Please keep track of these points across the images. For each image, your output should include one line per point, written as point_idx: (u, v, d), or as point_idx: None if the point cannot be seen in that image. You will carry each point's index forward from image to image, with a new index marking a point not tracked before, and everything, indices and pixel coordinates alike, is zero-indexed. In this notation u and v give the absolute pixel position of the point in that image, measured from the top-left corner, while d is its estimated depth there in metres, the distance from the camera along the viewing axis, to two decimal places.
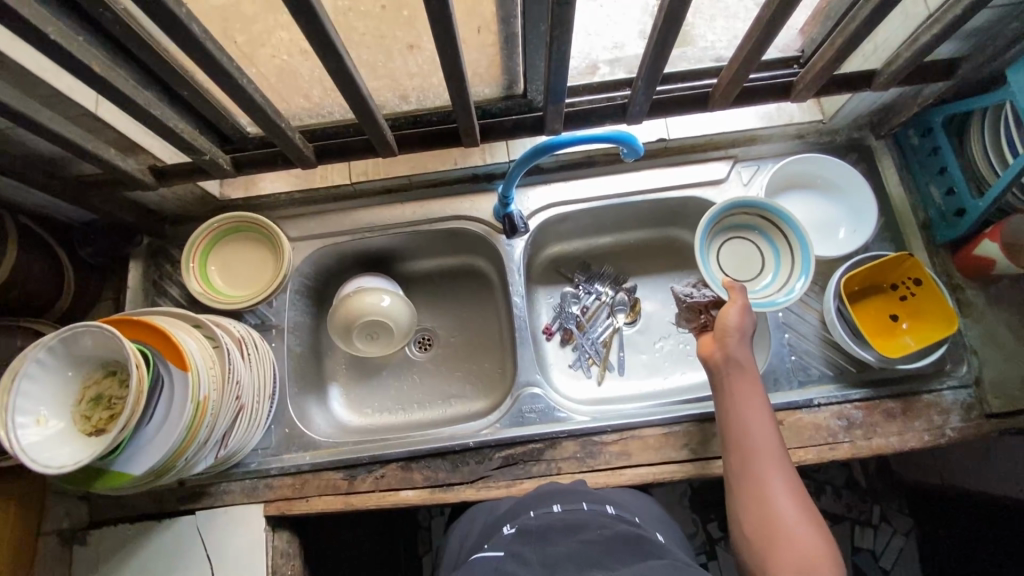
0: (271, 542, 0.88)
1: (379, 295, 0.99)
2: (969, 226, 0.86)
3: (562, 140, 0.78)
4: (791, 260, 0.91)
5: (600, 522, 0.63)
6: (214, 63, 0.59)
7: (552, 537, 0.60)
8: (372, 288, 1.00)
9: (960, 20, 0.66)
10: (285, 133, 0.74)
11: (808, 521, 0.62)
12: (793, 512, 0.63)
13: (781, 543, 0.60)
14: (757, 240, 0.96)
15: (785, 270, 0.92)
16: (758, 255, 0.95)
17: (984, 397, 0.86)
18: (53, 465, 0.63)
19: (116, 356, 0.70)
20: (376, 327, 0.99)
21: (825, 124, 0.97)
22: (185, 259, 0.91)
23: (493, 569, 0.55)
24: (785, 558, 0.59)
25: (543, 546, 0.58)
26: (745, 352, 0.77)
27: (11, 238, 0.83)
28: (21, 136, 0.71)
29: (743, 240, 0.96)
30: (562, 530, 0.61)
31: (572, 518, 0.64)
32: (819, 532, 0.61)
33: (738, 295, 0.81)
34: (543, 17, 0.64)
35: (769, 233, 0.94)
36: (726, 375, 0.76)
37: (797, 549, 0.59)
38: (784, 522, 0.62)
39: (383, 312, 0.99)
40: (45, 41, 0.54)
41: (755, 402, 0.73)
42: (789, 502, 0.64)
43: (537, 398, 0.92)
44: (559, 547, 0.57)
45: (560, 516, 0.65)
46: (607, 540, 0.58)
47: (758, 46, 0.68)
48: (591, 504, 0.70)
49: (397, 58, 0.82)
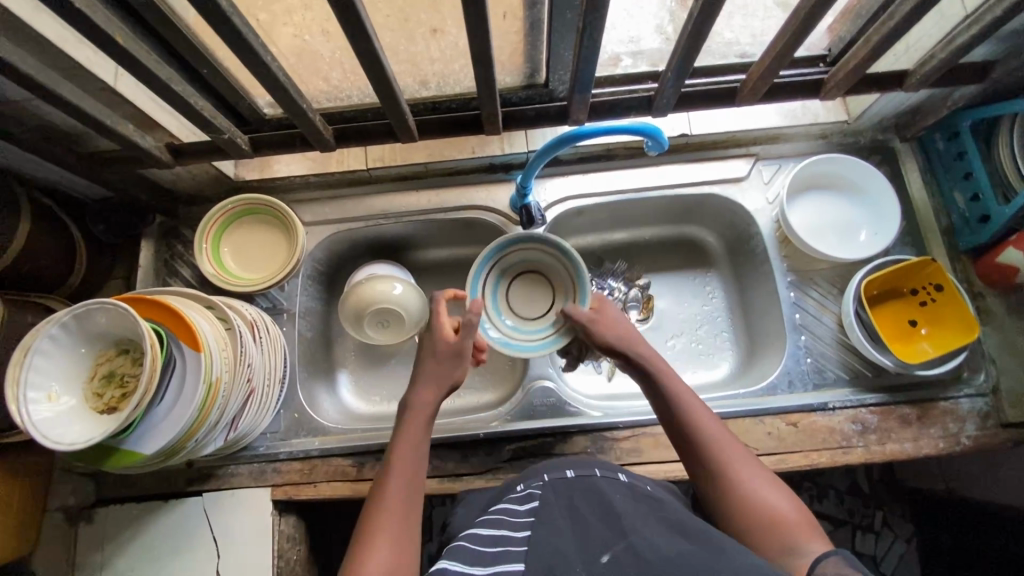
0: (277, 526, 0.88)
1: (381, 285, 0.98)
2: (993, 233, 0.85)
3: (585, 131, 0.76)
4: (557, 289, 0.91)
5: (621, 487, 0.62)
6: (239, 39, 0.58)
7: (578, 505, 0.58)
8: (377, 278, 0.98)
9: (1001, 21, 0.65)
10: (305, 115, 0.73)
11: (773, 490, 0.61)
12: (759, 489, 0.61)
13: (760, 524, 0.59)
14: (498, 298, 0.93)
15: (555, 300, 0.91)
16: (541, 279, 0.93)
17: (1000, 406, 0.85)
18: (65, 441, 0.62)
19: (129, 334, 0.70)
20: (382, 316, 0.98)
21: (850, 124, 0.96)
22: (199, 241, 0.90)
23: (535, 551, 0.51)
24: (767, 536, 0.58)
25: (571, 516, 0.57)
26: (647, 348, 0.77)
27: (25, 212, 0.82)
28: (38, 107, 0.70)
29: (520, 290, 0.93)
30: (585, 497, 0.60)
31: (590, 482, 0.63)
32: (784, 496, 0.60)
33: (596, 313, 0.82)
34: (574, 3, 0.63)
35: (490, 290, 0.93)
36: (650, 379, 0.73)
37: (781, 527, 0.58)
38: (756, 505, 0.60)
39: (385, 302, 0.97)
40: (70, 9, 0.53)
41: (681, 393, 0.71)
42: (751, 480, 0.62)
43: (549, 392, 0.91)
44: (588, 517, 0.56)
45: (581, 481, 0.63)
46: (634, 511, 0.57)
47: (792, 42, 0.66)
48: (604, 470, 0.66)
49: (420, 43, 0.80)
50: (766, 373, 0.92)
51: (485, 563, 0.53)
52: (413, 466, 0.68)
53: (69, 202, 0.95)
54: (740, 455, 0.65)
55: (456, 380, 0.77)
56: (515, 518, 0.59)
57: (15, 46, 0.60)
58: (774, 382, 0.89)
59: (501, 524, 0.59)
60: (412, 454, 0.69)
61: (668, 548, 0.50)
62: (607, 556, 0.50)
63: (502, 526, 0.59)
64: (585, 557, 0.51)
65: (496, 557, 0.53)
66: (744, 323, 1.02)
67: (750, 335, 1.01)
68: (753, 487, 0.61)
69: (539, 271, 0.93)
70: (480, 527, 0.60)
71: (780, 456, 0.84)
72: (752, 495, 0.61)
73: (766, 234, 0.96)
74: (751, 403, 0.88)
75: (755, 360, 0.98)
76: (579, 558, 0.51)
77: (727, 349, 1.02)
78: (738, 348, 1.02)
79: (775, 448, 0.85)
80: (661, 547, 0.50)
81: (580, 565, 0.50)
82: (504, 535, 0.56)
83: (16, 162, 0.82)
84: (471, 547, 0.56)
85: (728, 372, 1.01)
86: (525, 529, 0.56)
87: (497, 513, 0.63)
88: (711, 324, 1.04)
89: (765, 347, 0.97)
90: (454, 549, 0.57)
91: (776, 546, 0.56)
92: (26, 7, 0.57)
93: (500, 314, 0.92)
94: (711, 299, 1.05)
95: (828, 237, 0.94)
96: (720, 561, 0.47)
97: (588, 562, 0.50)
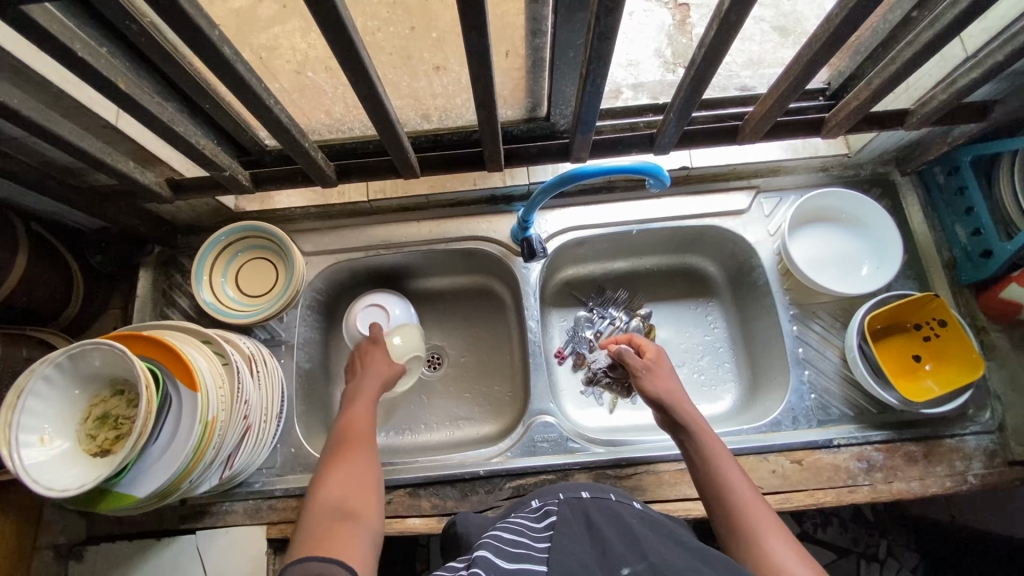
0: (272, 566, 0.86)
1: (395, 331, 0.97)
2: (995, 269, 0.84)
3: (586, 170, 0.76)
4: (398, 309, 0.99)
5: (638, 511, 0.60)
6: (242, 84, 0.58)
7: (596, 520, 0.57)
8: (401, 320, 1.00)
9: (1002, 65, 0.65)
10: (308, 153, 0.73)
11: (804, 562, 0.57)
12: (784, 554, 0.58)
13: None
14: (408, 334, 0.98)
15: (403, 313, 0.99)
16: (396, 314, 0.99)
17: (1007, 444, 0.84)
18: (56, 487, 0.61)
19: (125, 373, 0.68)
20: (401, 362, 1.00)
21: (850, 158, 0.96)
22: (194, 275, 0.88)
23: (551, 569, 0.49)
24: None
25: (591, 534, 0.55)
26: (692, 408, 0.75)
27: (23, 246, 0.81)
28: (39, 145, 0.70)
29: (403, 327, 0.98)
30: (604, 516, 0.58)
31: (606, 502, 0.61)
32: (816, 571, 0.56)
33: (648, 364, 0.81)
34: (577, 43, 0.63)
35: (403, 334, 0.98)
36: (688, 433, 0.72)
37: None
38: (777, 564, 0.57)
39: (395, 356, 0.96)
40: (71, 57, 0.52)
41: (723, 460, 0.68)
42: (776, 543, 0.59)
43: (550, 427, 0.90)
44: (608, 534, 0.54)
45: (597, 499, 0.61)
46: (654, 536, 0.54)
47: (795, 86, 0.67)
48: (619, 495, 0.64)
49: (422, 79, 0.82)
50: (769, 409, 0.91)
51: (510, 556, 0.52)
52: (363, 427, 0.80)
53: (68, 233, 0.94)
54: (777, 527, 0.61)
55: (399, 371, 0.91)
56: (530, 535, 0.57)
57: (15, 88, 0.59)
58: (778, 418, 0.88)
59: (522, 534, 0.57)
60: (359, 411, 0.82)
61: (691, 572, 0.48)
62: (628, 567, 0.49)
63: (523, 534, 0.57)
64: None
65: (519, 555, 0.52)
66: (747, 355, 1.02)
67: (752, 367, 1.01)
68: (778, 551, 0.58)
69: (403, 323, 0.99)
70: (503, 529, 0.59)
71: (785, 494, 0.83)
72: (773, 556, 0.58)
73: (768, 267, 0.96)
74: (755, 439, 0.86)
75: (758, 394, 0.97)
76: None
77: (730, 382, 1.01)
78: (741, 380, 1.01)
79: (780, 487, 0.83)
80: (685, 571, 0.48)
81: None
82: (525, 542, 0.55)
83: (15, 195, 0.82)
84: (497, 542, 0.55)
85: (730, 404, 1.00)
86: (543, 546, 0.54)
87: (514, 524, 0.61)
88: (713, 354, 1.03)
89: (768, 380, 0.96)
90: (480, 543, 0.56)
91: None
92: (27, 51, 0.57)
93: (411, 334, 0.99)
94: (713, 330, 1.05)
95: (830, 270, 0.94)
96: None
97: None
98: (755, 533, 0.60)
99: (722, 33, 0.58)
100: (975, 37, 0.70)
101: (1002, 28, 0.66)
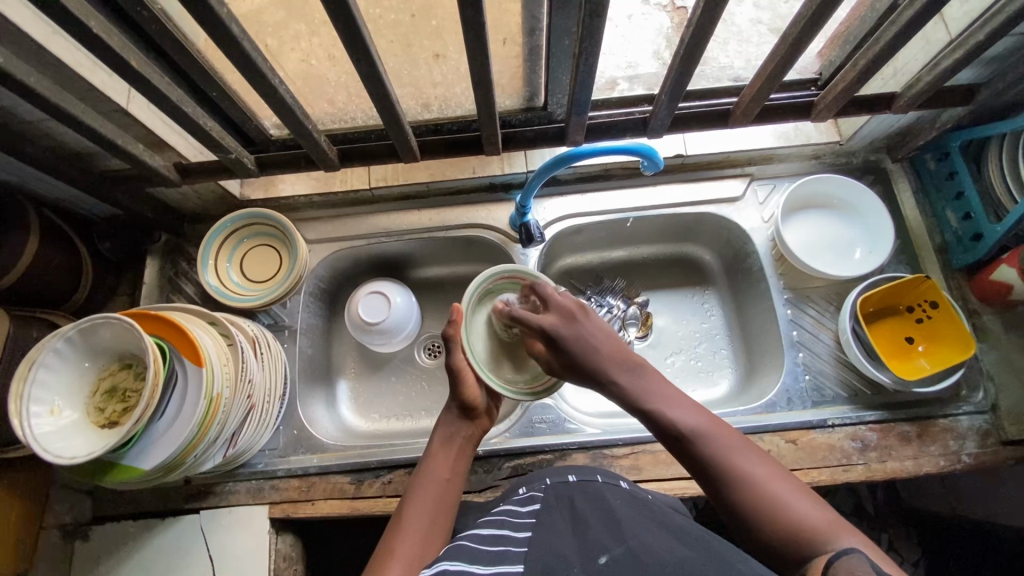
0: (274, 544, 0.88)
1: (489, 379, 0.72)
2: (986, 251, 0.86)
3: (582, 151, 0.78)
4: (399, 292, 1.01)
5: (625, 493, 0.61)
6: (249, 63, 0.60)
7: (579, 508, 0.57)
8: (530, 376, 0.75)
9: (982, 45, 0.67)
10: (312, 137, 0.75)
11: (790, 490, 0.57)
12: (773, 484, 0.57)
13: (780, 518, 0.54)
14: (404, 314, 1.00)
15: (404, 297, 1.01)
16: (394, 294, 1.00)
17: (1000, 424, 0.85)
18: (65, 455, 0.63)
19: (133, 348, 0.70)
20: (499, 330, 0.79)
21: (843, 145, 0.98)
22: (201, 258, 0.91)
23: (527, 567, 0.49)
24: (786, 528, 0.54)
25: (573, 518, 0.56)
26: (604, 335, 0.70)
27: (36, 229, 0.84)
28: (52, 128, 0.73)
29: (402, 306, 1.00)
30: (588, 502, 0.58)
31: (593, 486, 0.62)
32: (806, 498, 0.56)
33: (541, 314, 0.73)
34: (571, 30, 0.66)
35: (399, 314, 0.99)
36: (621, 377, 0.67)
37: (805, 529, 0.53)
38: (792, 511, 0.54)
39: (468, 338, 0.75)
40: (88, 34, 0.55)
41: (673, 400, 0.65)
42: (784, 493, 0.56)
43: (548, 409, 0.92)
44: (590, 519, 0.55)
45: (583, 485, 0.62)
46: (638, 517, 0.55)
47: (781, 67, 0.69)
48: (607, 476, 0.66)
49: (422, 67, 0.86)
50: (764, 393, 0.93)
51: (487, 560, 0.52)
52: (438, 505, 0.67)
53: (78, 220, 0.97)
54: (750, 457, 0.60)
55: (443, 333, 0.75)
56: (513, 529, 0.57)
57: (32, 68, 0.62)
58: (772, 399, 0.90)
59: (503, 526, 0.58)
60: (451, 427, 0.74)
61: (668, 551, 0.48)
62: (605, 556, 0.48)
63: (504, 528, 0.58)
64: (584, 559, 0.49)
65: (497, 557, 0.52)
66: (744, 341, 1.03)
67: (748, 352, 1.02)
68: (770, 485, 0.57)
69: (403, 303, 1.00)
70: (484, 526, 0.59)
71: None
72: (788, 508, 0.55)
73: (762, 252, 0.97)
74: (751, 419, 0.88)
75: (754, 378, 0.98)
76: (577, 559, 0.49)
77: (726, 367, 1.02)
78: (738, 366, 1.02)
79: None
80: (659, 548, 0.48)
81: (579, 567, 0.48)
82: (506, 537, 0.56)
83: (29, 180, 0.84)
84: (473, 547, 0.55)
85: (728, 389, 1.01)
86: (523, 539, 0.54)
87: (500, 516, 0.62)
88: (711, 341, 1.04)
89: (763, 364, 0.98)
90: (452, 551, 0.55)
91: (824, 566, 0.50)
92: (44, 33, 0.60)
93: (405, 314, 1.01)
94: (710, 318, 1.06)
95: (824, 256, 0.95)
96: (718, 566, 0.45)
97: (586, 564, 0.48)
98: (756, 484, 0.57)
99: (709, 11, 0.60)
100: (956, 21, 0.72)
101: (982, 10, 0.68)
